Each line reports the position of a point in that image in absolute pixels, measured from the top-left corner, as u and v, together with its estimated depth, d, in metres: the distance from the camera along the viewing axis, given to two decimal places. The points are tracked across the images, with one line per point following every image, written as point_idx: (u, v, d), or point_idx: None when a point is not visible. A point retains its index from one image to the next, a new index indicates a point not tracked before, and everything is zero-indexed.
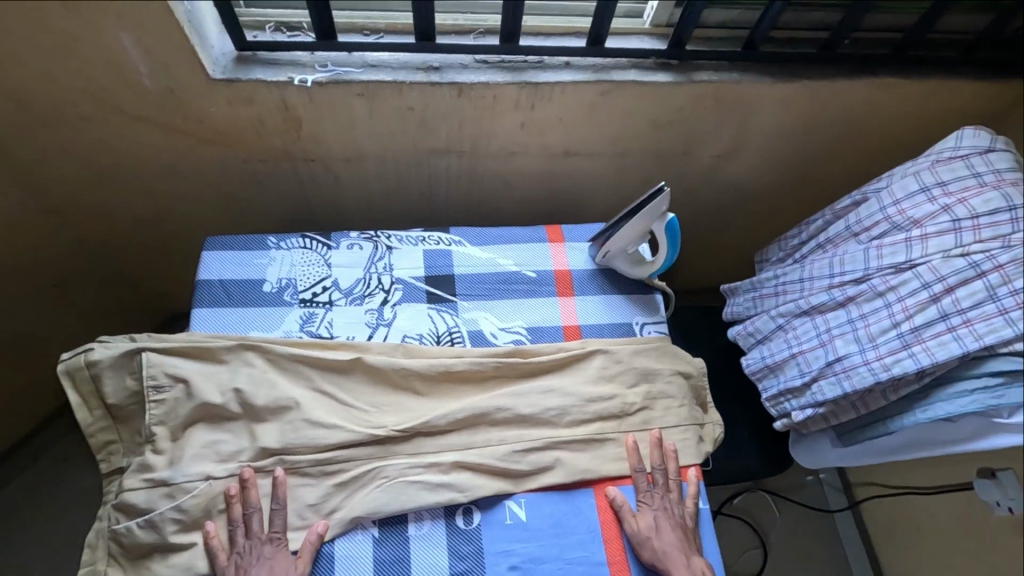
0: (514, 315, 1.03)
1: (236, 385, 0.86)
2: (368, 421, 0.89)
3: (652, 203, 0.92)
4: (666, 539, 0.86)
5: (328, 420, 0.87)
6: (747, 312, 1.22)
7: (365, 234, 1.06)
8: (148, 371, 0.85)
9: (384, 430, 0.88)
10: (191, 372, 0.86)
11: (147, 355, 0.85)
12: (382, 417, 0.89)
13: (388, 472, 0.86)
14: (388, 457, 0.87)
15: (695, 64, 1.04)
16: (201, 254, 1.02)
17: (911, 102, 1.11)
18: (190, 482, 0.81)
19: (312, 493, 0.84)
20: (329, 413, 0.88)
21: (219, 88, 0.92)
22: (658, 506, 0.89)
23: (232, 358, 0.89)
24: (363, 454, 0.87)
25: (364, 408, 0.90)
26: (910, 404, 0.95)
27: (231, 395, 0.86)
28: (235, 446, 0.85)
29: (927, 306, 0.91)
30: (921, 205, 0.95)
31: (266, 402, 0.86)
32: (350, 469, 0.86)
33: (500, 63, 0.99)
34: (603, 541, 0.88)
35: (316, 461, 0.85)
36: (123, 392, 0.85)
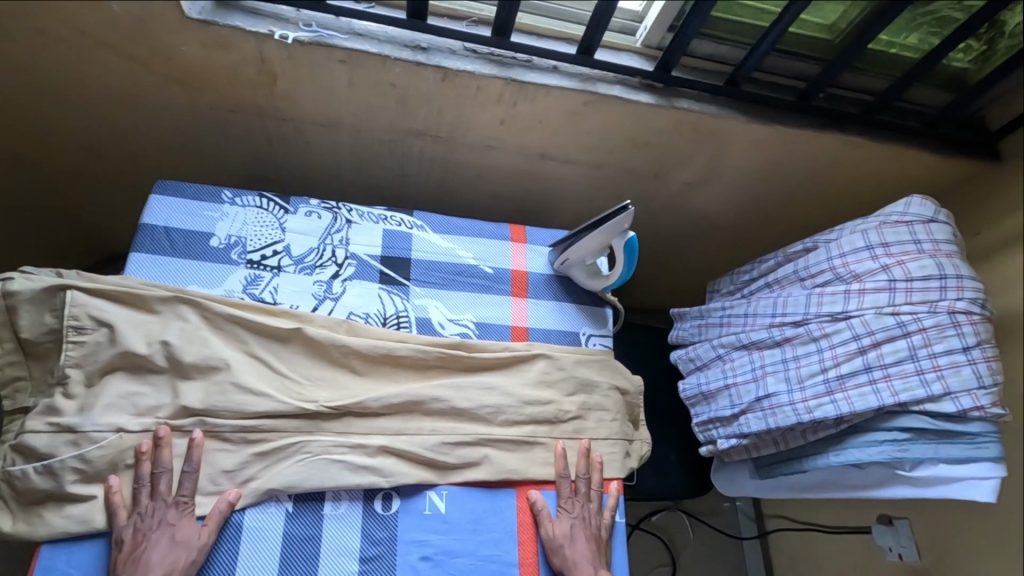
0: (465, 308, 1.02)
1: (165, 338, 0.83)
2: (299, 394, 0.87)
3: (615, 218, 0.93)
4: (580, 548, 0.87)
5: (257, 387, 0.85)
6: (690, 338, 1.25)
7: (325, 204, 1.03)
8: (71, 310, 0.80)
9: (314, 405, 0.86)
10: (118, 317, 0.82)
11: (73, 293, 0.81)
12: (315, 392, 0.88)
13: (312, 447, 0.85)
14: (314, 432, 0.86)
15: (678, 91, 1.05)
16: (148, 196, 0.97)
17: (870, 164, 1.17)
18: (98, 432, 0.77)
19: (230, 459, 0.82)
20: (260, 380, 0.86)
21: (193, 28, 0.88)
22: (577, 514, 0.90)
23: (165, 309, 0.85)
24: (289, 426, 0.85)
25: (296, 380, 0.88)
26: (826, 447, 1.00)
27: (158, 347, 0.82)
28: (154, 400, 0.81)
29: (854, 357, 0.96)
30: (863, 261, 1.00)
31: (195, 360, 0.83)
32: (272, 439, 0.84)
33: (489, 55, 0.98)
34: (517, 542, 0.89)
35: (238, 427, 0.83)
36: (40, 327, 0.80)
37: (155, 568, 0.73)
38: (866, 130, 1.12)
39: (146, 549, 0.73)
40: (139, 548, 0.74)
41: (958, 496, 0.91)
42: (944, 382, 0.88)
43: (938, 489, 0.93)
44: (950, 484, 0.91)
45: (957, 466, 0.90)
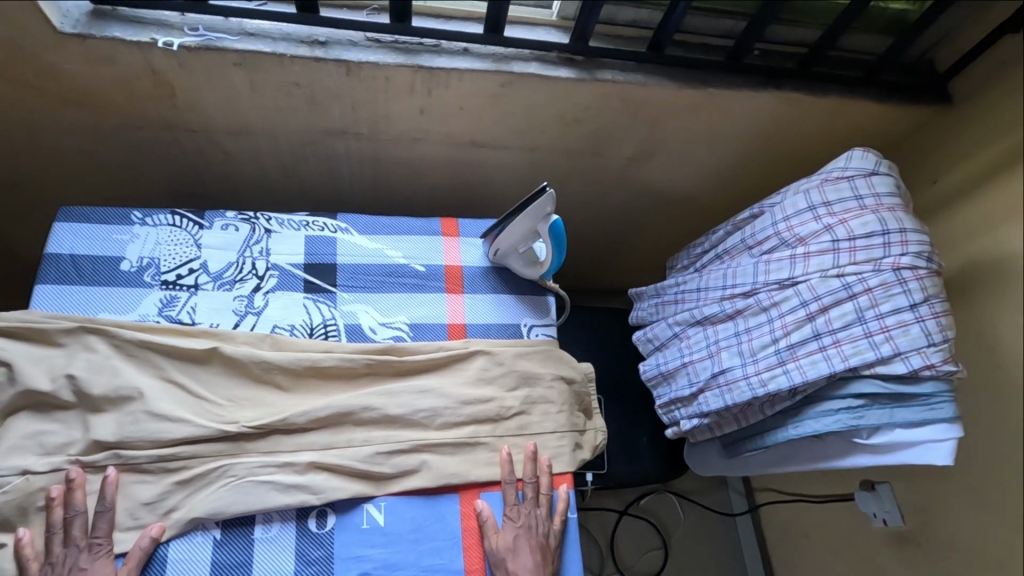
0: (398, 310, 0.98)
1: (70, 372, 0.80)
2: (220, 416, 0.83)
3: (535, 202, 0.88)
4: (524, 561, 0.83)
5: (174, 412, 0.81)
6: (649, 318, 1.23)
7: (242, 215, 0.98)
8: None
9: (235, 426, 0.82)
10: (17, 355, 0.79)
11: None
12: (237, 412, 0.84)
13: (236, 470, 0.81)
14: (239, 454, 0.82)
15: (601, 62, 1.00)
16: (54, 225, 0.94)
17: (815, 120, 1.11)
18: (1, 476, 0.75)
19: (148, 491, 0.79)
20: (176, 404, 0.83)
21: (70, 44, 0.83)
22: (523, 524, 0.86)
23: (68, 342, 0.82)
24: (210, 451, 0.81)
25: (217, 402, 0.84)
26: (785, 419, 0.96)
27: (63, 382, 0.79)
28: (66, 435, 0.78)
29: (803, 325, 0.91)
30: (807, 223, 0.95)
31: (104, 392, 0.80)
32: (193, 466, 0.80)
33: (393, 43, 0.93)
34: (462, 548, 0.86)
35: (154, 457, 0.79)
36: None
37: None
38: (805, 84, 1.06)
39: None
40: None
41: (919, 461, 0.87)
42: (893, 343, 0.83)
43: (899, 456, 0.88)
44: (911, 448, 0.87)
45: (915, 429, 0.86)
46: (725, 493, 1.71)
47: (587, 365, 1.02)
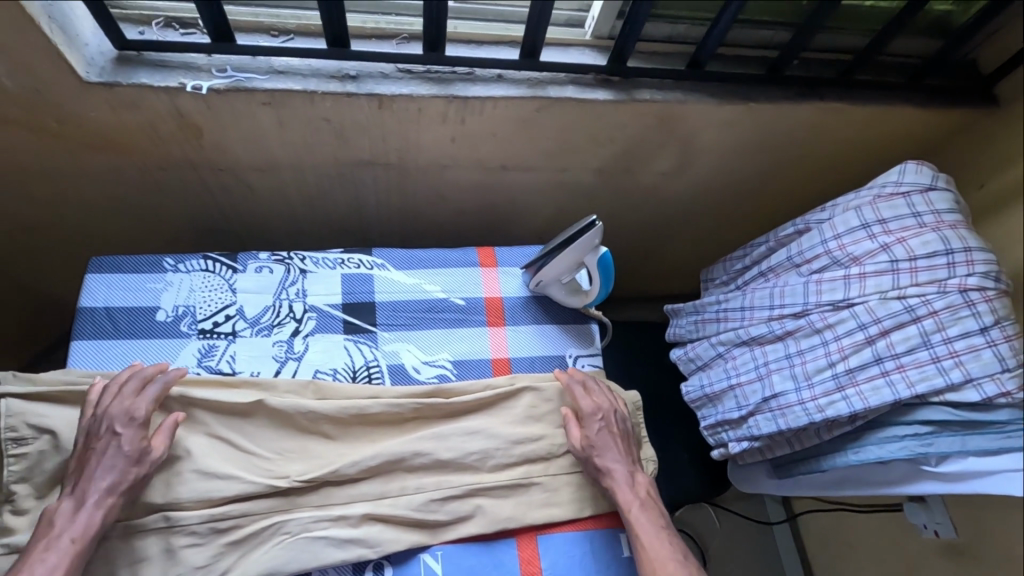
0: (440, 347, 0.95)
1: None
2: (268, 471, 0.81)
3: (583, 236, 0.86)
4: (611, 451, 0.88)
5: (223, 469, 0.79)
6: (688, 336, 1.20)
7: (276, 256, 0.96)
8: (7, 422, 0.75)
9: (285, 481, 0.80)
10: (60, 422, 0.77)
11: (8, 402, 0.76)
12: (286, 466, 0.82)
13: (289, 527, 0.79)
14: (290, 510, 0.80)
15: (639, 82, 0.96)
16: (85, 276, 0.91)
17: (858, 129, 1.08)
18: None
19: (201, 554, 0.76)
20: (224, 460, 0.80)
21: (96, 92, 0.80)
22: (603, 419, 0.90)
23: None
24: (261, 508, 0.79)
25: (264, 456, 0.82)
26: (844, 444, 0.93)
27: None
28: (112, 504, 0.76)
29: (862, 348, 0.88)
30: (861, 241, 0.92)
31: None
32: (244, 525, 0.78)
33: (425, 73, 0.90)
34: None
35: (205, 518, 0.77)
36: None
37: (94, 482, 0.73)
38: (848, 94, 1.02)
39: (92, 460, 0.74)
40: (88, 458, 0.74)
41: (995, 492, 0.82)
42: (964, 369, 0.80)
43: (971, 484, 0.84)
44: (985, 478, 0.82)
45: (992, 458, 0.81)
46: (761, 502, 1.69)
47: (635, 394, 1.00)
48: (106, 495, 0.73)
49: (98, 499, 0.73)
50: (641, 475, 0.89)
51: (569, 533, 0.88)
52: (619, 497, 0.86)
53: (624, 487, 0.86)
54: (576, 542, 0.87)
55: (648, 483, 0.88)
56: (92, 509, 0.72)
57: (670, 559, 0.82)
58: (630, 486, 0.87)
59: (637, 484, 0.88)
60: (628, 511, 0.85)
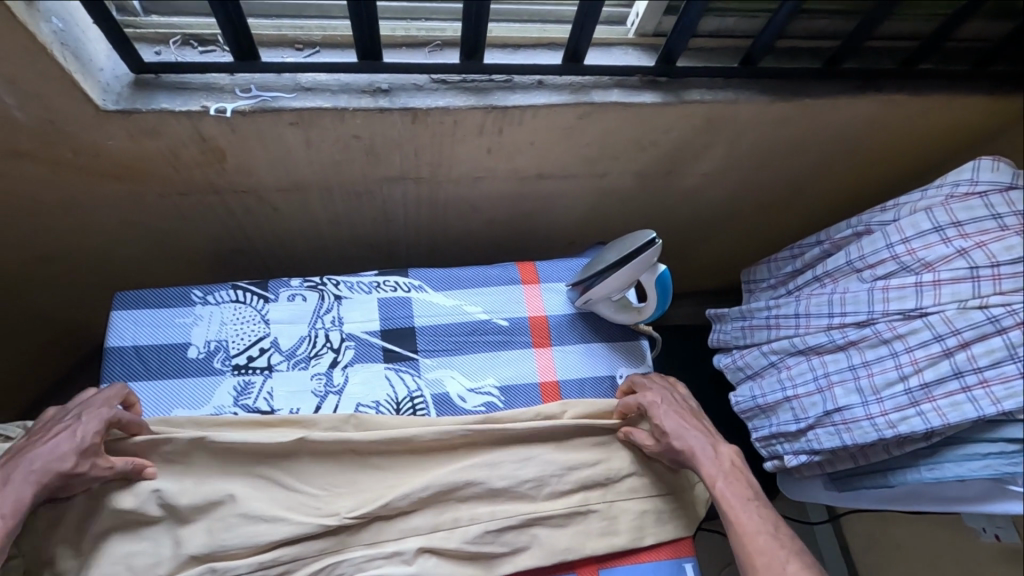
0: (485, 372, 0.90)
1: (157, 486, 0.74)
2: (317, 509, 0.77)
3: (641, 255, 0.82)
4: (683, 430, 0.85)
5: (269, 510, 0.75)
6: (735, 342, 1.14)
7: (308, 282, 0.91)
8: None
9: (336, 519, 0.75)
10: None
11: None
12: (335, 502, 0.77)
13: (343, 568, 0.75)
14: (342, 550, 0.76)
15: (687, 81, 0.90)
16: (110, 313, 0.86)
17: (918, 120, 1.01)
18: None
19: None
20: (268, 500, 0.76)
21: (113, 121, 0.75)
22: (664, 401, 0.87)
23: (145, 457, 0.75)
24: (313, 550, 0.75)
25: (312, 493, 0.78)
26: (916, 460, 0.88)
27: (150, 497, 0.73)
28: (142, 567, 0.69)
29: (938, 361, 0.83)
30: (933, 246, 0.86)
31: (190, 499, 0.74)
32: (295, 570, 0.74)
33: (461, 83, 0.84)
34: None
35: (253, 566, 0.73)
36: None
37: (28, 457, 0.70)
38: (910, 83, 0.95)
39: (42, 439, 0.72)
40: (42, 436, 0.72)
41: None
42: None
43: None
44: None
45: None
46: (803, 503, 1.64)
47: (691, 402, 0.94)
48: (39, 475, 0.69)
49: (27, 477, 0.69)
50: (724, 447, 0.84)
51: (630, 565, 0.83)
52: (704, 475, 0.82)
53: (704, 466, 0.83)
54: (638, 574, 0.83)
55: (733, 453, 0.84)
56: (18, 485, 0.68)
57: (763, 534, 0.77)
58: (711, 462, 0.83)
59: (720, 459, 0.83)
60: (713, 486, 0.81)
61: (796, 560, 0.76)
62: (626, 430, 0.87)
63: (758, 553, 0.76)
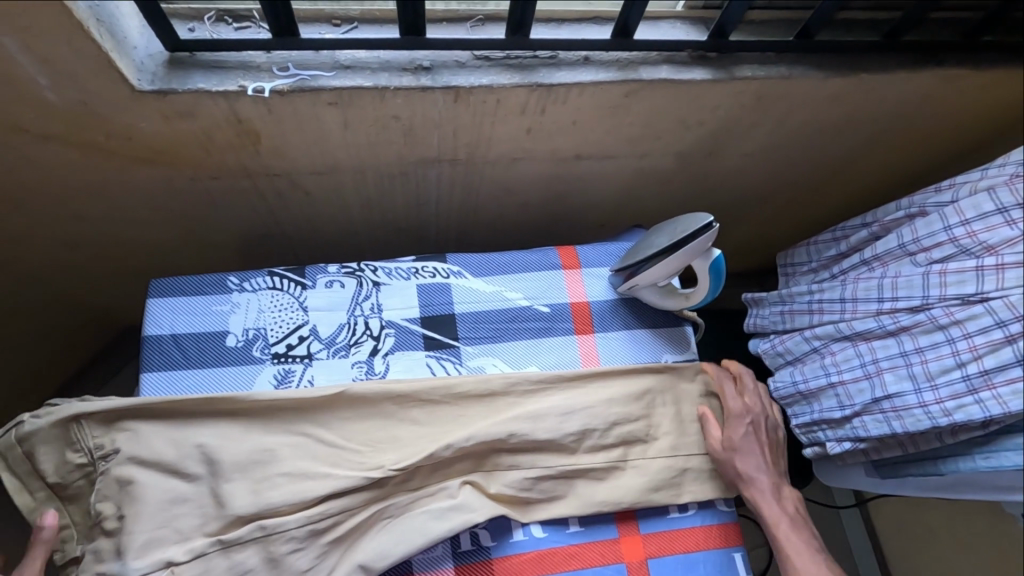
0: (527, 360, 0.88)
1: (199, 441, 0.73)
2: (360, 463, 0.75)
3: (695, 240, 0.79)
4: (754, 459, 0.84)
5: (313, 469, 0.73)
6: (773, 327, 1.11)
7: (346, 268, 0.89)
8: (93, 442, 0.72)
9: (380, 471, 0.74)
10: (143, 445, 0.72)
11: (86, 422, 0.72)
12: (379, 456, 0.76)
13: (391, 511, 0.74)
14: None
15: (738, 57, 0.87)
16: (146, 300, 0.85)
17: (976, 97, 0.97)
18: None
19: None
20: (313, 462, 0.74)
21: (149, 102, 0.72)
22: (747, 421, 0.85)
23: (189, 418, 0.74)
24: (358, 501, 0.73)
25: (353, 449, 0.76)
26: (970, 448, 0.86)
27: (193, 453, 0.72)
28: (198, 559, 0.69)
29: (1000, 348, 0.80)
30: (996, 228, 0.82)
31: (236, 458, 0.72)
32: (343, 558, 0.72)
33: (504, 60, 0.81)
34: None
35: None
36: (65, 467, 0.72)
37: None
38: (970, 57, 0.91)
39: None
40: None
41: None
42: None
43: None
44: None
45: None
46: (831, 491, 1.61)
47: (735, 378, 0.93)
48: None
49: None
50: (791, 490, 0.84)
51: (680, 555, 0.81)
52: (762, 512, 0.83)
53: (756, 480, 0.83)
54: (688, 564, 0.81)
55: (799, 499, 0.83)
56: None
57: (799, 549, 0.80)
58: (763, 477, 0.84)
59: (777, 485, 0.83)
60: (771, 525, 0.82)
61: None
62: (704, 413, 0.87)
63: None
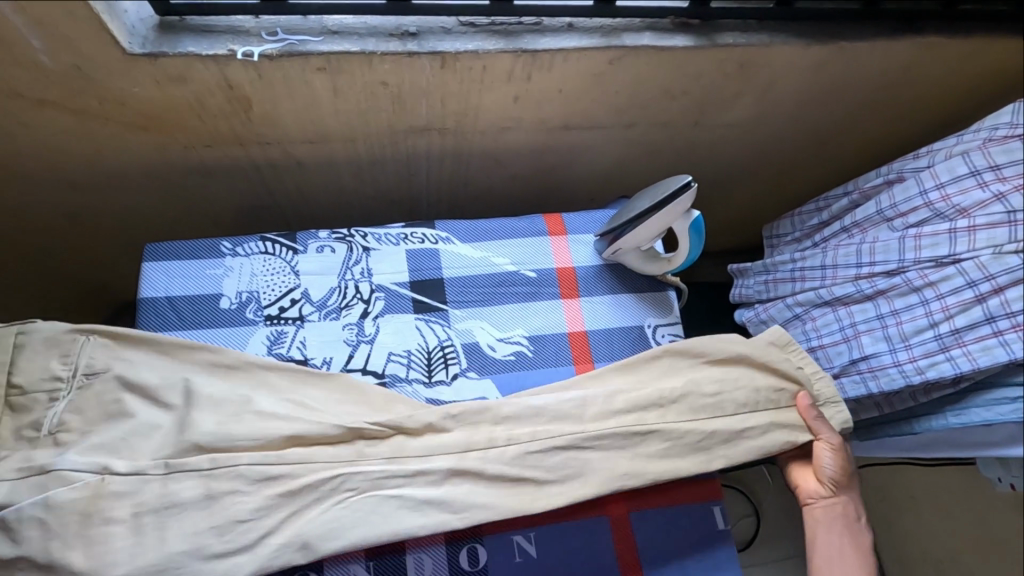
0: (514, 323, 0.90)
1: (190, 375, 0.76)
2: (339, 418, 0.76)
3: (677, 199, 0.81)
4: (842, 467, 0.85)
5: (288, 418, 0.75)
6: (758, 297, 1.13)
7: (336, 234, 0.91)
8: (86, 359, 0.75)
9: (356, 425, 0.75)
10: (136, 370, 0.75)
11: (90, 339, 0.76)
12: (355, 414, 0.77)
13: (357, 483, 0.73)
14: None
15: (719, 24, 0.89)
16: (141, 265, 0.87)
17: (954, 66, 0.98)
18: (75, 472, 0.68)
19: None
20: (285, 405, 0.76)
21: (140, 66, 0.73)
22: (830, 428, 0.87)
23: (183, 357, 0.78)
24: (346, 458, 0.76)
25: (337, 414, 0.76)
26: (942, 406, 0.89)
27: (179, 384, 0.75)
28: None
29: (971, 307, 0.82)
30: (969, 191, 0.85)
31: (218, 393, 0.75)
32: None
33: (489, 27, 0.83)
34: (615, 552, 0.80)
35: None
36: (41, 374, 0.74)
37: None
38: (949, 25, 0.93)
39: None
40: None
41: None
42: None
43: None
44: None
45: None
46: None
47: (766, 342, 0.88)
48: None
49: None
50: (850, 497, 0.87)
51: (662, 510, 0.84)
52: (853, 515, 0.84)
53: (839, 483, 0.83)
54: (672, 518, 0.83)
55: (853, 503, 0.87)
56: None
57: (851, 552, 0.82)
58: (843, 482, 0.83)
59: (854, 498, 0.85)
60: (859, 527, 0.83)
61: None
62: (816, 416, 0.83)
63: None
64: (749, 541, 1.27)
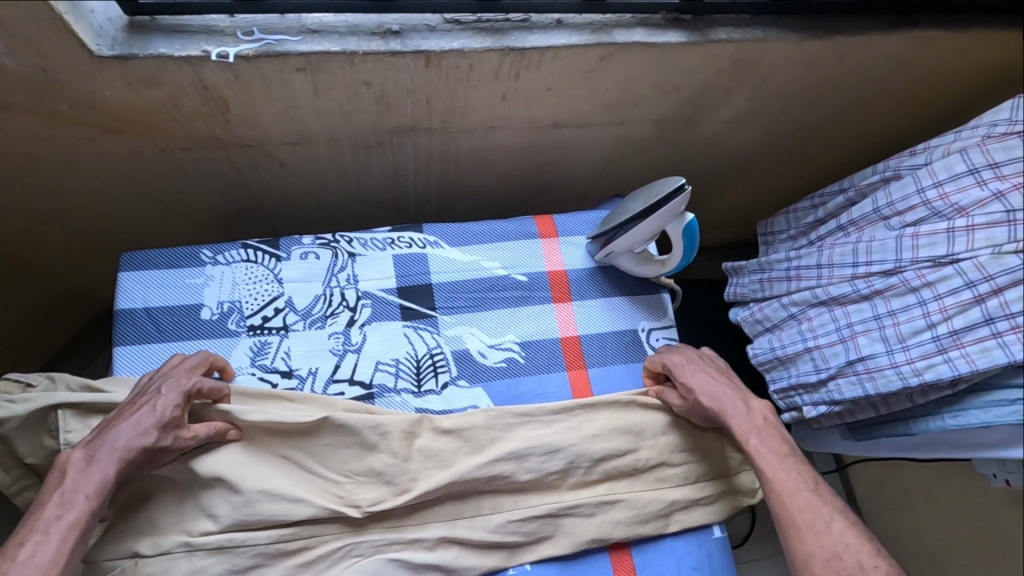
0: (505, 328, 0.88)
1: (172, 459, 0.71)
2: (338, 495, 0.74)
3: (670, 202, 0.79)
4: (713, 385, 0.82)
5: (289, 490, 0.72)
6: (753, 295, 1.12)
7: (320, 239, 0.88)
8: (67, 437, 0.72)
9: (358, 510, 0.74)
10: None
11: (65, 416, 0.72)
12: (357, 490, 0.75)
13: (361, 549, 0.74)
14: (361, 530, 0.75)
15: (712, 19, 0.86)
16: (118, 275, 0.84)
17: (951, 60, 0.96)
18: (110, 561, 0.70)
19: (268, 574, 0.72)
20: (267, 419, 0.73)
21: (109, 68, 0.70)
22: (692, 360, 0.84)
23: None
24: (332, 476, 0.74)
25: (333, 477, 0.75)
26: (939, 407, 0.88)
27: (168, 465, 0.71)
28: (162, 556, 0.70)
29: (969, 308, 0.80)
30: (967, 189, 0.83)
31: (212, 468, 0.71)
32: (314, 545, 0.73)
33: (476, 23, 0.80)
34: (610, 563, 0.79)
35: (272, 538, 0.72)
36: (42, 451, 0.73)
37: (125, 450, 0.67)
38: (946, 18, 0.91)
39: (128, 412, 0.69)
40: (130, 406, 0.70)
41: None
42: None
43: None
44: None
45: None
46: None
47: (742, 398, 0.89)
48: (122, 453, 0.67)
49: (109, 456, 0.67)
50: (755, 404, 0.81)
51: (661, 540, 0.81)
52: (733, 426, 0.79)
53: (775, 460, 0.76)
54: (671, 548, 0.81)
55: (766, 410, 0.81)
56: (138, 433, 0.67)
57: (849, 530, 0.72)
58: (780, 455, 0.77)
59: (808, 459, 0.79)
60: (747, 441, 0.78)
61: (842, 517, 0.72)
62: (657, 390, 0.84)
63: (791, 498, 0.74)
64: (743, 537, 1.26)
